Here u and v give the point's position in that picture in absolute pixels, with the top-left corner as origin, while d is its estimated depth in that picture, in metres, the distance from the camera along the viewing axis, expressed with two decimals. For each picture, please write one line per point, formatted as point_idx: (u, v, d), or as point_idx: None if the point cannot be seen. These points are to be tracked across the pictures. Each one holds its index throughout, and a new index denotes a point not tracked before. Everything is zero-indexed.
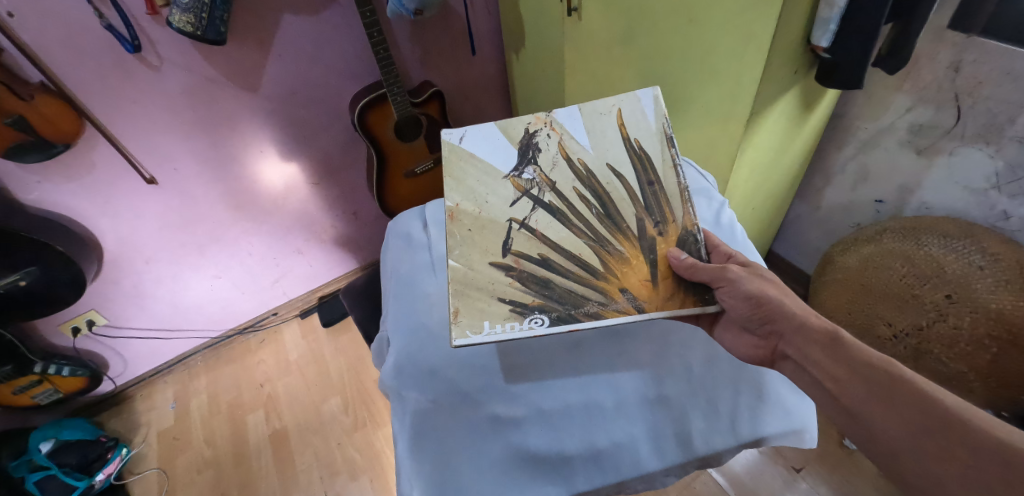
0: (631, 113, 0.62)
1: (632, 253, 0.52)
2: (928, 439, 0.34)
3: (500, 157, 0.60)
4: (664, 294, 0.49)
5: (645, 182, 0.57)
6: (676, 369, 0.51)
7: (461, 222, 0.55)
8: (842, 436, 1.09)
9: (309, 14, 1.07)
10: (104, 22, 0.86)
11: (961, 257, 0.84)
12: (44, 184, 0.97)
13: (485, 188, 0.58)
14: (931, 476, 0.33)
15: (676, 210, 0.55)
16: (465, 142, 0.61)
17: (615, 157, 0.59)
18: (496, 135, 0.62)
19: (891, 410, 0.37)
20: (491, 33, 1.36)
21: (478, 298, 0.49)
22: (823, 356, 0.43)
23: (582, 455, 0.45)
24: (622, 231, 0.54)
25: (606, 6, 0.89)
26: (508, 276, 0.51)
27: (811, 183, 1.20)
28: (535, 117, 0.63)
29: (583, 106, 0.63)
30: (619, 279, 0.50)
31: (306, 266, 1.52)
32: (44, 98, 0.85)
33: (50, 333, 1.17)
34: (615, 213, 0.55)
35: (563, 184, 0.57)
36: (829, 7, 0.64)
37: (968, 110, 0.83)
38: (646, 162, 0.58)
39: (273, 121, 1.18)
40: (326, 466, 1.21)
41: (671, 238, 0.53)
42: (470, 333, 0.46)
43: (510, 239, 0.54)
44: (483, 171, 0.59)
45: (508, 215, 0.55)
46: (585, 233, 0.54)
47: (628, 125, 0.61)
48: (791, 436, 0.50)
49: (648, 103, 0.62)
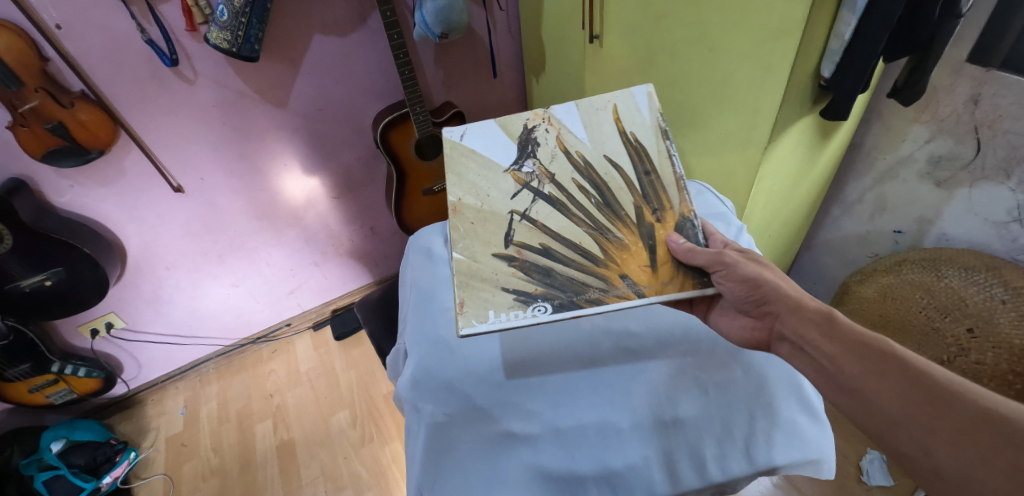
0: (626, 108, 0.61)
1: (631, 240, 0.52)
2: (920, 410, 0.34)
3: (500, 152, 0.60)
4: (664, 279, 0.50)
5: (642, 171, 0.57)
6: (692, 389, 0.50)
7: (464, 215, 0.56)
8: (859, 472, 1.06)
9: (338, 35, 1.11)
10: (145, 36, 0.91)
11: (982, 290, 0.84)
12: (76, 188, 1.01)
13: (486, 183, 0.58)
14: (917, 442, 0.33)
15: (673, 196, 0.55)
16: (465, 139, 0.61)
17: (613, 148, 0.58)
18: (496, 131, 0.61)
19: (884, 384, 0.37)
20: (513, 58, 1.40)
21: (482, 288, 0.50)
22: (818, 335, 0.43)
23: (594, 475, 0.44)
24: (620, 218, 0.54)
25: (626, 34, 0.92)
26: (511, 266, 0.52)
27: (827, 212, 1.19)
28: (533, 113, 0.63)
29: (579, 102, 0.62)
30: (619, 265, 0.51)
31: (321, 279, 1.54)
32: (84, 106, 0.90)
33: (69, 334, 1.20)
34: (613, 201, 0.55)
35: (562, 176, 0.57)
36: (837, 40, 0.66)
37: (987, 141, 0.83)
38: (642, 153, 0.58)
39: (298, 135, 1.21)
40: (331, 480, 1.20)
41: (668, 224, 0.53)
42: (476, 322, 0.47)
43: (510, 230, 0.54)
44: (483, 165, 0.59)
45: (510, 208, 0.56)
46: (584, 222, 0.54)
47: (624, 118, 0.60)
48: (809, 465, 0.48)
49: (642, 97, 0.61)
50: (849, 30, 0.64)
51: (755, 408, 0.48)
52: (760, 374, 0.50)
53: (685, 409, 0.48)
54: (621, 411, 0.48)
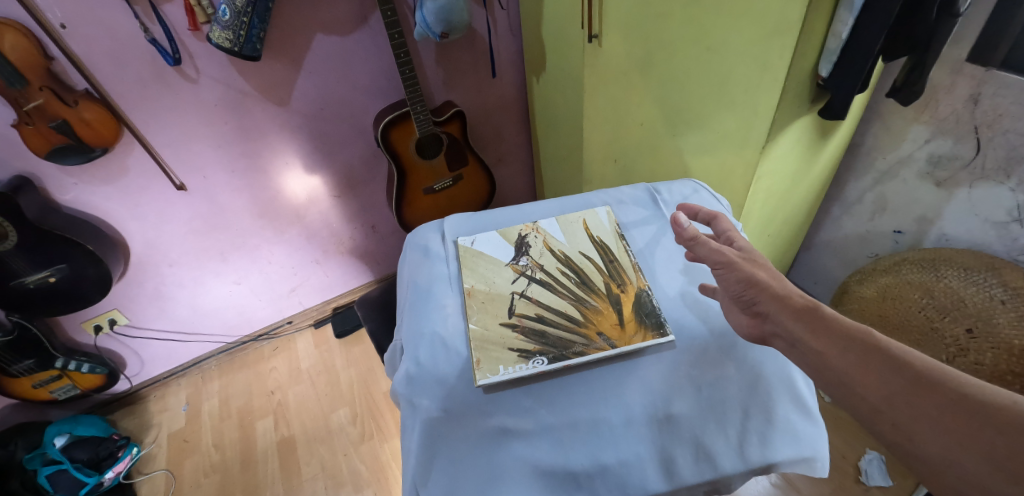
0: (593, 221, 0.65)
1: (603, 306, 0.54)
2: (910, 404, 0.31)
3: (498, 249, 0.62)
4: (630, 332, 0.51)
5: (607, 260, 0.60)
6: (687, 386, 0.47)
7: (475, 295, 0.56)
8: (858, 472, 1.06)
9: (339, 34, 1.12)
10: (149, 36, 0.92)
11: (982, 290, 0.84)
12: (80, 186, 1.03)
13: (491, 271, 0.59)
14: (903, 432, 0.30)
15: (630, 273, 0.58)
16: (475, 244, 0.63)
17: (586, 245, 0.62)
18: (493, 237, 0.64)
19: (871, 377, 0.33)
20: (514, 58, 1.40)
21: (492, 347, 0.50)
22: (802, 329, 0.39)
23: (588, 472, 0.42)
24: (595, 291, 0.56)
25: (626, 34, 0.92)
26: (514, 331, 0.52)
27: (827, 212, 1.19)
28: (523, 224, 0.67)
29: (557, 216, 0.68)
30: (594, 324, 0.52)
31: (322, 277, 1.55)
32: (88, 105, 0.91)
33: (73, 330, 1.22)
34: (589, 280, 0.57)
35: (549, 265, 0.59)
36: (834, 39, 0.66)
37: (987, 141, 0.82)
38: (606, 248, 0.61)
39: (300, 134, 1.22)
40: (330, 477, 1.21)
41: (629, 294, 0.55)
42: (491, 374, 0.47)
43: (512, 303, 0.55)
44: (487, 259, 0.61)
45: (511, 288, 0.57)
46: (567, 295, 0.56)
47: (591, 227, 0.64)
48: (802, 464, 0.46)
49: (603, 211, 0.67)
50: (846, 29, 0.64)
51: (750, 406, 0.46)
52: (755, 370, 0.47)
53: (679, 406, 0.46)
54: (614, 406, 0.46)
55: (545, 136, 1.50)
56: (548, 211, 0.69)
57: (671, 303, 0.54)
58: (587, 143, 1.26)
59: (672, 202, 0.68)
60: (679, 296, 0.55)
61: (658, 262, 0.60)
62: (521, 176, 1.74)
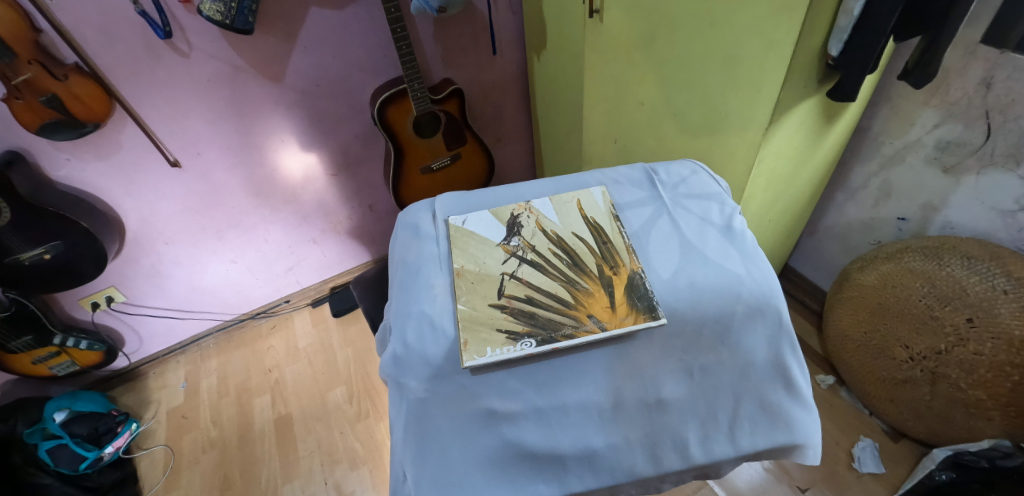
0: (588, 202, 0.64)
1: (595, 288, 0.52)
2: None
3: (491, 230, 0.61)
4: (621, 315, 0.48)
5: (601, 242, 0.58)
6: (677, 371, 0.45)
7: (466, 277, 0.55)
8: (850, 459, 1.08)
9: (334, 8, 1.08)
10: (138, 8, 0.89)
11: (983, 279, 0.81)
12: (73, 161, 1.01)
13: (482, 252, 0.58)
14: None
15: (624, 255, 0.56)
16: (466, 223, 0.62)
17: (579, 226, 0.60)
18: (486, 216, 0.63)
19: None
20: (513, 34, 1.37)
21: (480, 328, 0.48)
22: None
23: (576, 454, 0.42)
24: (586, 273, 0.54)
25: (628, 9, 0.89)
26: (502, 312, 0.51)
27: (831, 198, 1.17)
28: (518, 204, 0.65)
29: (552, 196, 0.66)
30: (585, 307, 0.50)
31: (320, 256, 1.54)
32: (77, 79, 0.89)
33: (71, 307, 1.22)
34: (582, 261, 0.56)
35: (541, 246, 0.58)
36: (845, 16, 0.62)
37: (998, 127, 0.80)
38: (600, 230, 0.59)
39: (296, 111, 1.20)
40: (326, 454, 1.22)
41: (622, 276, 0.53)
42: (478, 357, 0.45)
43: (503, 285, 0.54)
44: (480, 241, 0.59)
45: (501, 269, 0.56)
46: (559, 277, 0.54)
47: (586, 207, 0.63)
48: (792, 450, 0.46)
49: (598, 191, 0.65)
50: (858, 6, 0.60)
51: (741, 391, 0.45)
52: (747, 357, 0.46)
53: (670, 390, 0.44)
54: (603, 389, 0.44)
55: (546, 116, 1.48)
56: (540, 190, 0.68)
57: (665, 286, 0.51)
58: (588, 123, 1.24)
59: (668, 183, 0.66)
60: (674, 278, 0.52)
61: (652, 242, 0.58)
62: (521, 157, 1.72)
